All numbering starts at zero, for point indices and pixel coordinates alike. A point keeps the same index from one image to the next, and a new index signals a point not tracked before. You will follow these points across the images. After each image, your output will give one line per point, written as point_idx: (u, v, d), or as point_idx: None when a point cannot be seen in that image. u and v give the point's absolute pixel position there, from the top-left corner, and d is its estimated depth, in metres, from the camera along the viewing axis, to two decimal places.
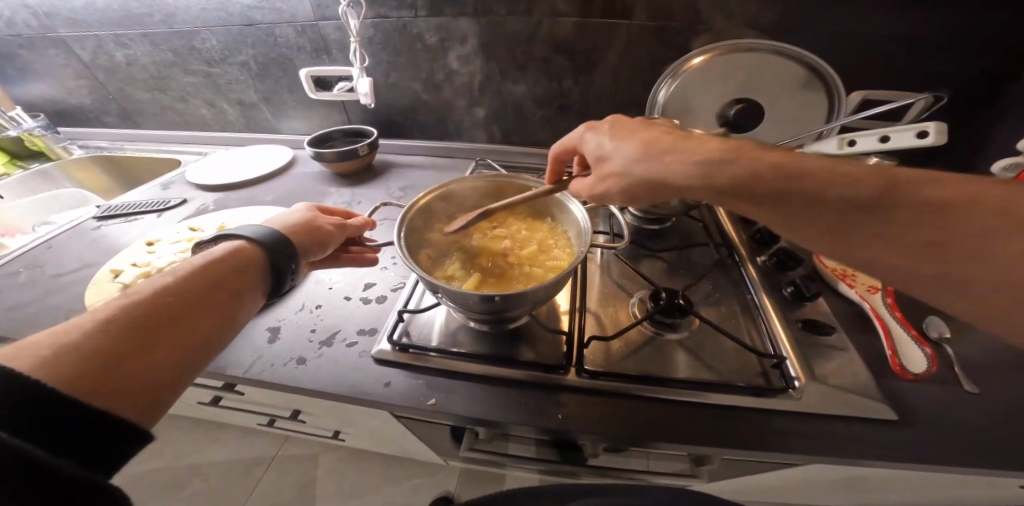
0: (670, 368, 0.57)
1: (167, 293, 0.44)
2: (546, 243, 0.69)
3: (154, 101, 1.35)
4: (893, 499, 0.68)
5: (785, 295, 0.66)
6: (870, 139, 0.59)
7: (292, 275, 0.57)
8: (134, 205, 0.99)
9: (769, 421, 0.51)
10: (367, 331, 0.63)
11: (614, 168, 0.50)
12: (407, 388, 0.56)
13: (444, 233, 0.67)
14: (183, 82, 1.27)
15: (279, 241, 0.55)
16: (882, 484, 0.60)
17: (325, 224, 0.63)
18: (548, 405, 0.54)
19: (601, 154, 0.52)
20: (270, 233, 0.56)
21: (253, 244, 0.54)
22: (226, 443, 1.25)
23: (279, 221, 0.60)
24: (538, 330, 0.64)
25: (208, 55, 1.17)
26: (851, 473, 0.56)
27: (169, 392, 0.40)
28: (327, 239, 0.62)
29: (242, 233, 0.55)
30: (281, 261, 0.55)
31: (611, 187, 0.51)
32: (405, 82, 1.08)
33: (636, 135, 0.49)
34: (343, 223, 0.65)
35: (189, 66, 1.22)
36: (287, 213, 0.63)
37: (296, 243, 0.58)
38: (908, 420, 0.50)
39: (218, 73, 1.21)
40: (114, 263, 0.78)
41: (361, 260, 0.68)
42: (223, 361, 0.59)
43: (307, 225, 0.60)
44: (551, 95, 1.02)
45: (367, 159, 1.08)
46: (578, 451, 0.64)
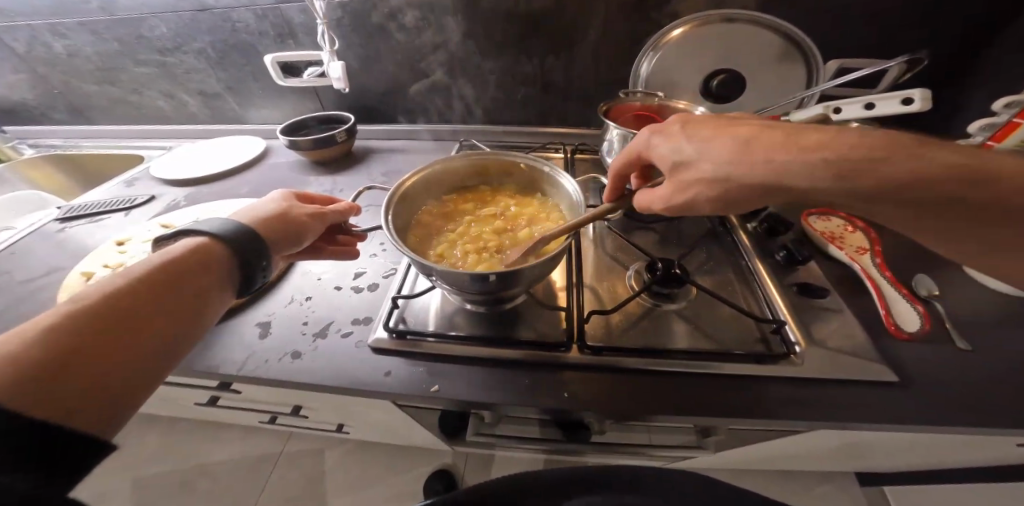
0: (670, 338, 0.58)
1: (117, 295, 0.41)
2: (539, 218, 0.63)
3: (106, 95, 1.26)
4: (891, 456, 0.70)
5: (777, 260, 0.66)
6: (855, 108, 0.60)
7: (264, 271, 0.54)
8: (98, 204, 0.93)
9: (771, 389, 0.52)
10: (361, 321, 0.61)
11: (702, 173, 0.45)
12: (407, 376, 0.55)
13: (430, 215, 0.63)
14: (136, 73, 1.18)
15: (247, 234, 0.53)
16: (884, 443, 0.61)
17: (301, 214, 0.60)
18: (553, 383, 0.54)
19: (680, 161, 0.47)
20: (237, 227, 0.53)
21: (214, 239, 0.51)
22: (226, 444, 1.22)
23: (247, 215, 0.57)
24: (537, 309, 0.64)
25: (159, 43, 1.09)
26: (851, 434, 0.57)
27: (124, 402, 0.38)
28: (306, 230, 0.59)
29: (206, 228, 0.52)
30: (250, 258, 0.52)
31: (696, 193, 0.46)
32: (379, 64, 1.03)
33: (724, 134, 0.44)
34: (323, 210, 0.62)
35: (140, 56, 1.13)
36: (257, 206, 0.59)
37: (265, 235, 0.55)
38: (908, 380, 0.51)
39: (173, 62, 1.13)
40: (85, 266, 0.72)
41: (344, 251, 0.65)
42: (215, 359, 0.56)
43: (280, 217, 0.58)
44: (532, 74, 1.00)
45: (345, 146, 1.04)
46: (581, 431, 0.64)
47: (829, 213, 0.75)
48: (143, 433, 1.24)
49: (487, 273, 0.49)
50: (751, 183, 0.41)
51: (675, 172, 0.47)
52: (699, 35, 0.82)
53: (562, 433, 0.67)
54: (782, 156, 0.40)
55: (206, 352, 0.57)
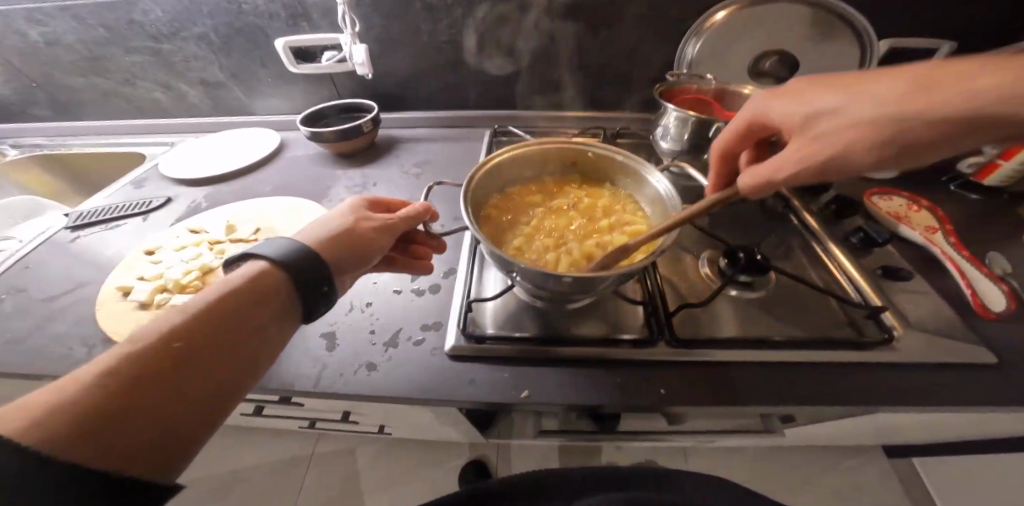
0: (756, 329, 0.57)
1: (171, 332, 0.35)
2: (612, 209, 0.60)
3: (93, 88, 1.14)
4: (955, 434, 0.71)
5: (854, 243, 0.64)
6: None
7: (328, 302, 0.46)
8: (109, 209, 0.86)
9: (875, 375, 0.51)
10: (430, 326, 0.60)
11: (858, 117, 0.39)
12: (492, 382, 0.53)
13: (498, 211, 0.59)
14: (127, 62, 1.07)
15: (307, 257, 0.44)
16: (960, 424, 0.62)
17: (368, 229, 0.51)
18: (648, 382, 0.53)
19: (815, 115, 0.42)
20: (300, 250, 0.45)
21: (273, 267, 0.43)
22: (256, 448, 1.19)
23: (310, 233, 0.48)
24: (612, 304, 0.63)
25: (154, 28, 0.98)
26: (938, 417, 0.57)
27: (175, 458, 0.32)
28: (376, 246, 0.51)
29: (267, 252, 0.44)
30: (311, 286, 0.44)
31: (845, 144, 0.40)
32: (402, 47, 0.95)
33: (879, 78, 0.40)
34: (394, 218, 0.54)
35: (131, 44, 1.03)
36: (328, 216, 0.52)
37: (327, 257, 0.46)
38: (1009, 362, 0.50)
39: (170, 49, 1.02)
40: (117, 279, 0.67)
41: (410, 268, 0.61)
42: (288, 375, 0.55)
43: (346, 233, 0.49)
44: (569, 54, 0.94)
45: (371, 135, 0.96)
46: (609, 420, 0.63)
47: (890, 193, 0.73)
48: None
49: (560, 274, 0.46)
50: (927, 119, 0.36)
51: (809, 126, 0.43)
52: (742, 18, 0.82)
53: (590, 421, 0.65)
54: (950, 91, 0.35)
55: (278, 368, 0.56)
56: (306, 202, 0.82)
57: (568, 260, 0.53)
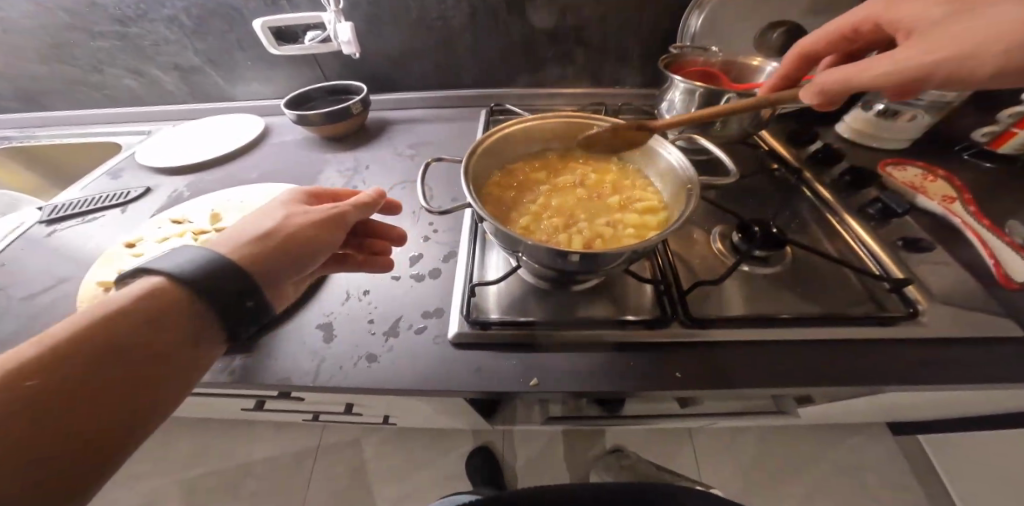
0: (771, 305, 0.55)
1: (32, 365, 0.29)
2: (623, 184, 0.57)
3: (56, 77, 1.02)
4: (965, 409, 0.71)
5: (870, 214, 0.62)
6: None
7: (252, 320, 0.38)
8: (86, 201, 0.81)
9: (900, 351, 0.49)
10: (433, 313, 0.57)
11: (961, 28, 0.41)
12: (500, 370, 0.51)
13: (500, 187, 0.56)
14: (90, 48, 0.95)
15: (216, 270, 0.37)
16: (975, 399, 0.61)
17: (303, 229, 0.44)
18: (662, 365, 0.50)
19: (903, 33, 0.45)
20: (212, 265, 0.37)
21: (179, 284, 0.36)
22: (266, 440, 1.21)
23: (231, 240, 0.41)
24: (622, 284, 0.60)
25: (118, 11, 0.87)
26: (957, 394, 0.56)
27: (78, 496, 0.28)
28: (318, 249, 0.44)
29: (167, 267, 0.36)
30: (230, 304, 0.36)
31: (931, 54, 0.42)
32: (391, 23, 0.88)
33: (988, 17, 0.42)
34: (343, 211, 0.47)
35: (93, 28, 0.90)
36: (260, 216, 0.45)
37: (251, 268, 0.39)
38: None
39: (137, 33, 0.91)
40: (96, 274, 0.63)
41: (372, 265, 0.57)
42: (285, 368, 0.52)
43: (277, 239, 0.42)
44: (570, 26, 0.88)
45: (361, 118, 0.91)
46: (614, 403, 0.61)
47: (904, 163, 0.71)
48: (176, 436, 1.21)
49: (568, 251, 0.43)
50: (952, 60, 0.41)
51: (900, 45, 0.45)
52: None
53: (595, 406, 0.64)
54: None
55: (273, 361, 0.53)
56: (294, 187, 0.77)
57: (576, 238, 0.49)
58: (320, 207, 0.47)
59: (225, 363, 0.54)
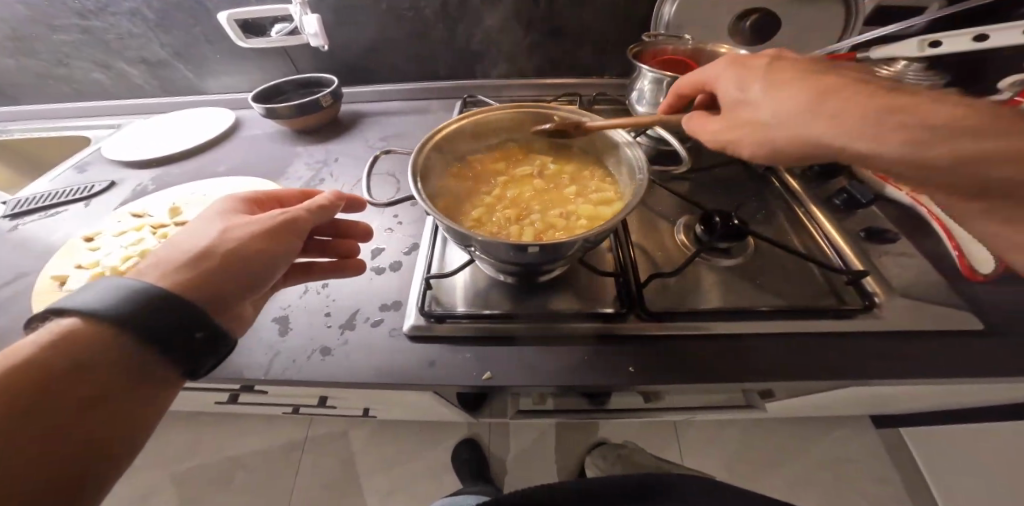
0: (730, 297, 0.54)
1: None
2: (582, 175, 0.56)
3: (24, 71, 1.01)
4: (939, 401, 0.70)
5: (837, 205, 0.61)
6: (958, 41, 0.54)
7: (214, 346, 0.35)
8: (50, 195, 0.80)
9: (855, 343, 0.48)
10: (391, 306, 0.57)
11: (758, 118, 0.40)
12: (454, 364, 0.50)
13: (456, 178, 0.55)
14: (54, 42, 0.93)
15: (158, 302, 0.32)
16: (943, 391, 0.60)
17: (254, 243, 0.40)
18: (617, 358, 0.50)
19: (742, 97, 0.41)
20: (138, 298, 0.32)
21: (99, 319, 0.31)
22: (251, 434, 1.21)
23: (165, 262, 0.37)
24: (583, 276, 0.59)
25: (79, 3, 0.86)
26: (920, 386, 0.55)
27: None
28: (270, 265, 0.40)
29: (80, 306, 0.31)
30: (174, 335, 0.32)
31: (739, 135, 0.42)
32: (359, 14, 0.87)
33: (798, 80, 0.37)
34: (294, 218, 0.43)
35: (56, 21, 0.89)
36: (201, 228, 0.41)
37: (197, 296, 0.35)
38: (994, 327, 0.48)
39: (100, 27, 0.90)
40: (52, 269, 0.62)
41: (341, 270, 0.55)
42: (236, 363, 0.52)
43: (218, 258, 0.37)
44: (540, 16, 0.86)
45: (332, 110, 0.90)
46: (602, 396, 0.60)
47: None
48: (161, 430, 1.21)
49: (526, 243, 0.42)
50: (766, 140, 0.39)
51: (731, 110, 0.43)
52: None
53: (562, 399, 0.63)
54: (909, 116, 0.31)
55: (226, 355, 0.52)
56: (259, 181, 0.76)
57: (530, 231, 0.49)
58: (267, 214, 0.43)
59: None
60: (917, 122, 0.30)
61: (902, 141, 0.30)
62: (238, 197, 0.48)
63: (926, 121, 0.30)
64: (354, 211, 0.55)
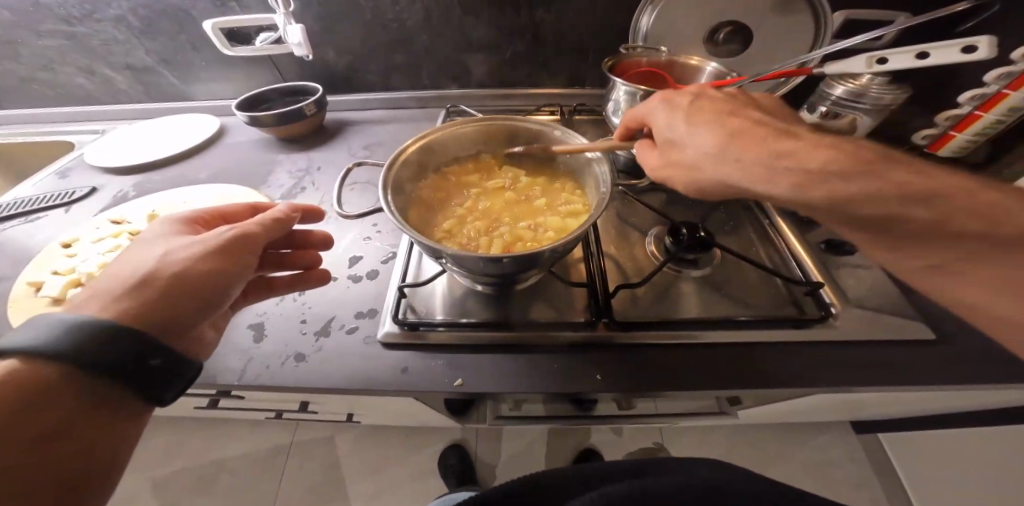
0: (696, 307, 0.55)
1: None
2: (553, 187, 0.58)
3: (8, 76, 1.01)
4: (907, 408, 0.72)
5: (801, 217, 0.63)
6: (905, 57, 0.51)
7: (174, 366, 0.35)
8: (31, 200, 0.80)
9: (813, 351, 0.50)
10: (366, 314, 0.57)
11: (685, 158, 0.41)
12: (425, 371, 0.51)
13: (428, 188, 0.56)
14: (39, 47, 0.93)
15: (108, 335, 0.32)
16: (906, 399, 0.62)
17: (208, 268, 0.41)
18: (585, 366, 0.51)
19: (670, 137, 0.42)
20: (82, 333, 0.32)
21: (45, 359, 0.31)
22: (234, 439, 1.20)
23: (106, 293, 0.37)
24: (556, 285, 0.60)
25: (63, 10, 0.86)
26: (880, 394, 0.57)
27: None
28: (225, 285, 0.41)
29: (18, 349, 0.31)
30: (131, 365, 0.33)
31: (670, 176, 0.44)
32: (343, 24, 0.88)
33: (720, 122, 0.39)
34: (244, 235, 0.44)
35: (40, 27, 0.89)
36: (145, 253, 0.41)
37: (147, 325, 0.36)
38: (944, 337, 0.50)
39: (85, 33, 0.90)
40: (27, 276, 0.62)
41: (304, 281, 0.56)
42: (210, 370, 0.52)
43: (165, 283, 0.38)
44: (521, 28, 0.88)
45: (317, 119, 0.91)
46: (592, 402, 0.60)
47: None
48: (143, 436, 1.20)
49: (500, 255, 0.43)
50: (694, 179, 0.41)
51: (661, 151, 0.45)
52: None
53: (538, 405, 0.64)
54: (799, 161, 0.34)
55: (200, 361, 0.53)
56: (240, 188, 0.77)
57: (499, 243, 0.51)
58: (214, 232, 0.43)
59: None
60: (799, 168, 0.34)
61: (791, 185, 0.34)
62: (181, 219, 0.48)
63: (804, 166, 0.33)
64: (313, 221, 0.57)
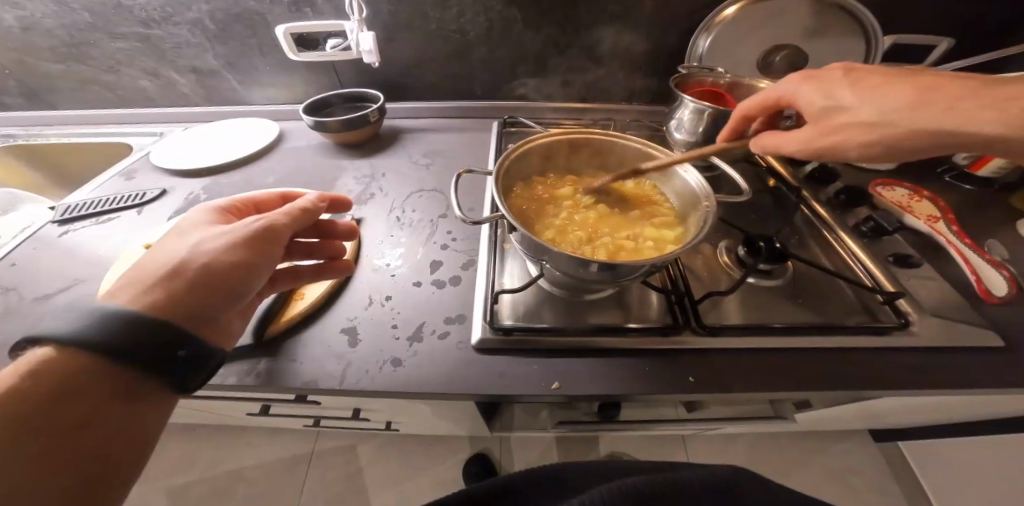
0: (774, 316, 0.58)
1: None
2: (640, 201, 0.62)
3: (69, 75, 1.02)
4: (947, 416, 0.76)
5: (864, 232, 0.67)
6: None
7: (194, 353, 0.37)
8: (99, 202, 0.81)
9: (894, 358, 0.53)
10: (455, 319, 0.59)
11: (858, 119, 0.47)
12: (524, 374, 0.53)
13: (521, 200, 0.60)
14: (110, 49, 0.96)
15: (132, 326, 0.35)
16: (957, 406, 0.66)
17: (227, 259, 0.43)
18: (676, 371, 0.53)
19: (832, 104, 0.49)
20: (110, 322, 0.34)
21: (75, 347, 0.34)
22: (264, 445, 1.20)
23: (142, 278, 0.40)
24: (637, 295, 0.63)
25: (142, 13, 0.88)
26: (940, 400, 0.61)
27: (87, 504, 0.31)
28: (246, 277, 0.44)
29: (50, 335, 0.33)
30: (155, 357, 0.35)
31: (842, 136, 0.48)
32: (410, 34, 0.91)
33: (893, 85, 0.46)
34: (267, 228, 0.47)
35: (115, 29, 0.92)
36: (178, 242, 0.44)
37: (171, 313, 0.38)
38: (1012, 344, 0.54)
39: (159, 35, 0.92)
40: (117, 275, 0.64)
41: (329, 272, 0.60)
42: (310, 372, 0.54)
43: (191, 274, 0.41)
44: (580, 44, 0.92)
45: (377, 126, 0.93)
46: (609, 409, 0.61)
47: (893, 184, 0.76)
48: (172, 440, 1.19)
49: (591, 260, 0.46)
50: (886, 134, 0.46)
51: (824, 116, 0.49)
52: (754, 13, 0.82)
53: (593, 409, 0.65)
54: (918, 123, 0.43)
55: (300, 364, 0.54)
56: None
57: (602, 249, 0.54)
58: (243, 225, 0.46)
59: (250, 366, 0.54)
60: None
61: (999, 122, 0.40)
62: (216, 209, 0.52)
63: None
64: (341, 210, 0.61)
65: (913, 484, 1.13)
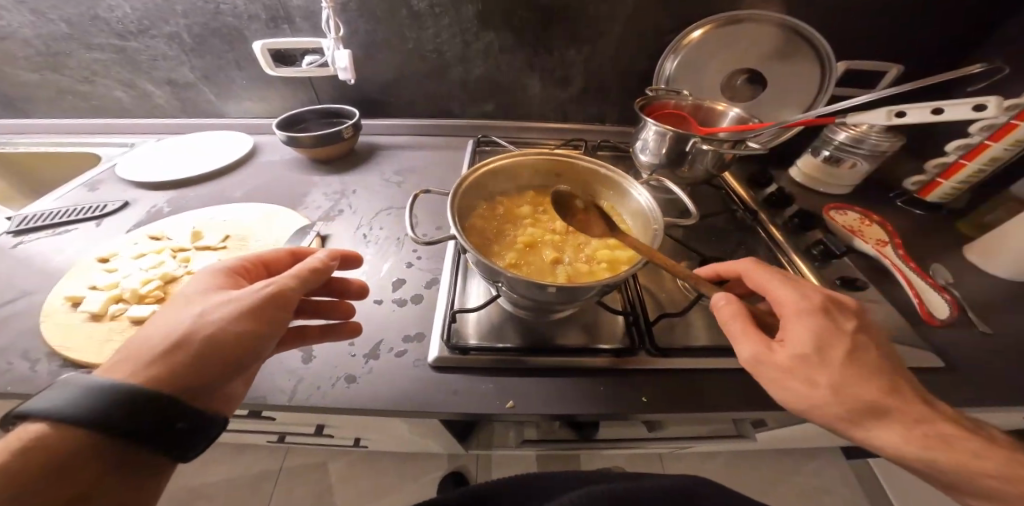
0: (725, 337, 0.59)
1: None
2: None
3: (40, 84, 1.01)
4: None
5: (815, 255, 0.69)
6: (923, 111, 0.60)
7: (193, 429, 0.37)
8: (59, 213, 0.79)
9: None
10: (413, 338, 0.59)
11: (782, 353, 0.41)
12: (477, 393, 0.53)
13: (482, 220, 0.61)
14: (84, 59, 0.95)
15: (127, 405, 0.34)
16: None
17: (236, 332, 0.41)
18: (628, 392, 0.53)
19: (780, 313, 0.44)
20: (99, 397, 0.33)
21: (65, 424, 0.33)
22: (226, 461, 1.16)
23: (143, 350, 0.38)
24: (596, 315, 0.64)
25: (120, 25, 0.89)
26: None
27: None
28: (257, 347, 0.42)
29: (38, 410, 0.33)
30: (155, 430, 0.35)
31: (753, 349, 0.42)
32: (387, 53, 0.93)
33: (824, 331, 0.42)
34: (279, 293, 0.44)
35: (91, 40, 0.91)
36: (184, 306, 0.42)
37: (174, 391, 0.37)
38: (952, 366, 0.56)
39: (137, 48, 0.93)
40: (66, 289, 0.63)
41: (335, 331, 0.55)
42: (259, 389, 0.52)
43: (197, 346, 0.39)
44: (553, 67, 0.95)
45: (351, 142, 0.94)
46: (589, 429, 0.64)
47: (845, 208, 0.79)
48: None
49: (546, 282, 0.46)
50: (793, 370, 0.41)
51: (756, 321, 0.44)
52: (717, 37, 0.86)
53: (568, 428, 0.66)
54: (849, 389, 0.40)
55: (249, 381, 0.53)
56: (281, 208, 0.80)
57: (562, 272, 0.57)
58: (252, 288, 0.44)
59: None
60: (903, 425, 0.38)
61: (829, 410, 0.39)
62: (221, 268, 0.48)
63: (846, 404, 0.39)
64: (352, 266, 0.59)
65: (882, 500, 1.13)
